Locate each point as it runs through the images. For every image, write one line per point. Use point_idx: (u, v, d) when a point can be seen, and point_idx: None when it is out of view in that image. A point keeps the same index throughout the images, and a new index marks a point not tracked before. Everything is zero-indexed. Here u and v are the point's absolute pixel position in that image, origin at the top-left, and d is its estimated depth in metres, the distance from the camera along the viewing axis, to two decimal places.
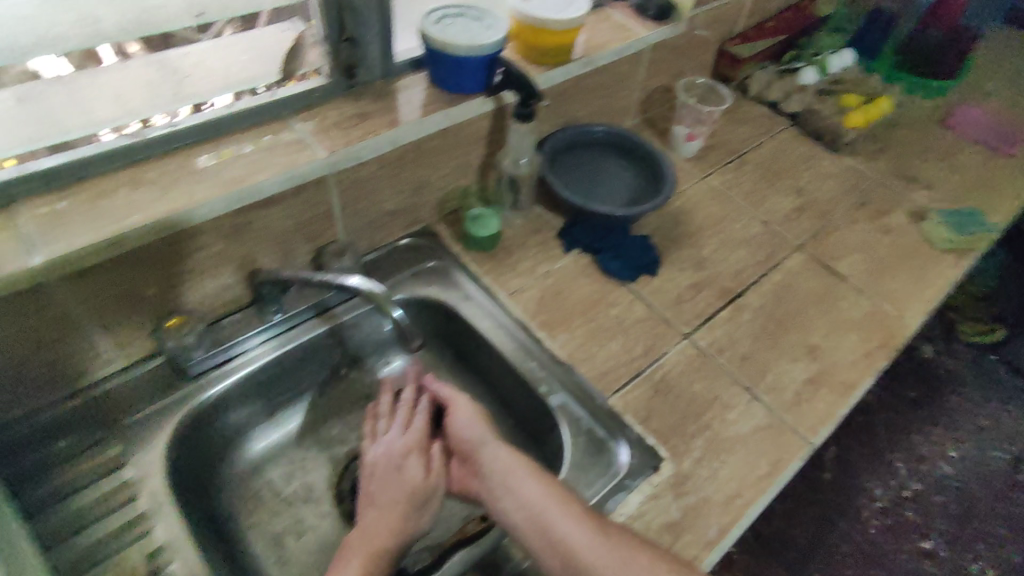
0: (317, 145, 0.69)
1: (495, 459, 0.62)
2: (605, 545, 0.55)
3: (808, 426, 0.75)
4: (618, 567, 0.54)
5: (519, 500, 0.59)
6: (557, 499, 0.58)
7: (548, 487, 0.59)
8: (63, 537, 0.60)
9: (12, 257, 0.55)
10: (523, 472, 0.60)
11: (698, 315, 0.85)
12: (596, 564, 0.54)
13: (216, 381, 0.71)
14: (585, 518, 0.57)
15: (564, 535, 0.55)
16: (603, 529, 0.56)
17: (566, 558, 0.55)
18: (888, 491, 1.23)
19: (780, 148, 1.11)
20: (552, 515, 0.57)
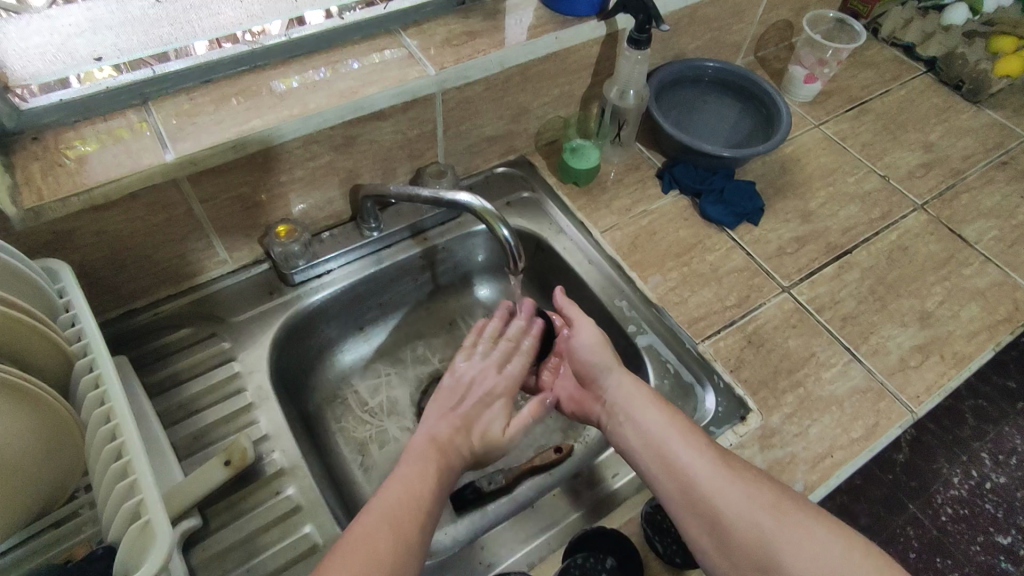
0: (427, 62, 0.69)
1: (617, 384, 0.63)
2: (729, 476, 0.53)
3: (912, 395, 0.69)
4: (741, 498, 0.52)
5: (641, 426, 0.59)
6: (678, 428, 0.58)
7: (671, 416, 0.59)
8: (178, 417, 0.63)
9: (149, 150, 0.58)
10: (645, 400, 0.61)
11: (801, 269, 0.79)
12: (717, 491, 0.53)
13: (318, 291, 0.73)
14: (709, 449, 0.56)
15: (685, 462, 0.55)
16: (726, 462, 0.55)
17: (685, 484, 0.54)
18: (971, 481, 0.92)
19: (908, 99, 1.01)
20: (674, 442, 0.57)
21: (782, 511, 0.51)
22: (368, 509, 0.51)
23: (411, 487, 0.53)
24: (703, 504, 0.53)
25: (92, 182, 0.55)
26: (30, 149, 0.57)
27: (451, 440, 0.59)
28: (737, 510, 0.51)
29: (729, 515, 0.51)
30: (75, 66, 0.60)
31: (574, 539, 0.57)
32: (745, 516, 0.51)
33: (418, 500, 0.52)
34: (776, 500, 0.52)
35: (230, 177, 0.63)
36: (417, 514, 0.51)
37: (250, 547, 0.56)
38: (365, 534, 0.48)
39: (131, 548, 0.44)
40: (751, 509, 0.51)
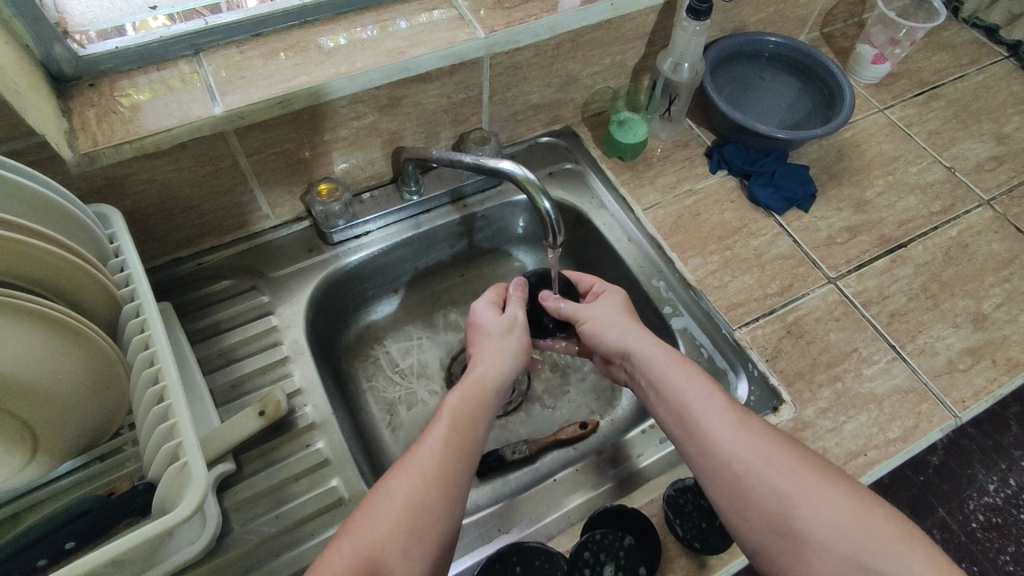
0: (477, 24, 0.67)
1: (634, 344, 0.59)
2: (748, 436, 0.50)
3: (957, 399, 0.66)
4: (763, 459, 0.49)
5: (659, 386, 0.56)
6: (701, 388, 0.54)
7: (691, 374, 0.55)
8: (218, 365, 0.65)
9: (199, 102, 0.59)
10: (665, 360, 0.57)
11: (851, 260, 0.76)
12: (737, 452, 0.50)
13: (356, 251, 0.74)
14: (730, 408, 0.52)
15: (703, 424, 0.52)
16: (749, 424, 0.51)
17: (704, 444, 0.51)
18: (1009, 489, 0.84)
19: (984, 85, 0.94)
20: (694, 400, 0.54)
21: (802, 475, 0.48)
22: (396, 473, 0.48)
23: (447, 452, 0.50)
24: (721, 464, 0.50)
25: (145, 131, 0.56)
26: (87, 95, 0.58)
27: (486, 397, 0.55)
28: (758, 472, 0.48)
29: (748, 478, 0.48)
30: (133, 15, 0.62)
31: (595, 515, 0.57)
32: (765, 478, 0.48)
33: (456, 467, 0.49)
34: (798, 463, 0.48)
35: (277, 133, 0.64)
36: (454, 483, 0.48)
37: (281, 495, 0.58)
38: (394, 501, 0.46)
39: (171, 485, 0.47)
40: (770, 472, 0.48)
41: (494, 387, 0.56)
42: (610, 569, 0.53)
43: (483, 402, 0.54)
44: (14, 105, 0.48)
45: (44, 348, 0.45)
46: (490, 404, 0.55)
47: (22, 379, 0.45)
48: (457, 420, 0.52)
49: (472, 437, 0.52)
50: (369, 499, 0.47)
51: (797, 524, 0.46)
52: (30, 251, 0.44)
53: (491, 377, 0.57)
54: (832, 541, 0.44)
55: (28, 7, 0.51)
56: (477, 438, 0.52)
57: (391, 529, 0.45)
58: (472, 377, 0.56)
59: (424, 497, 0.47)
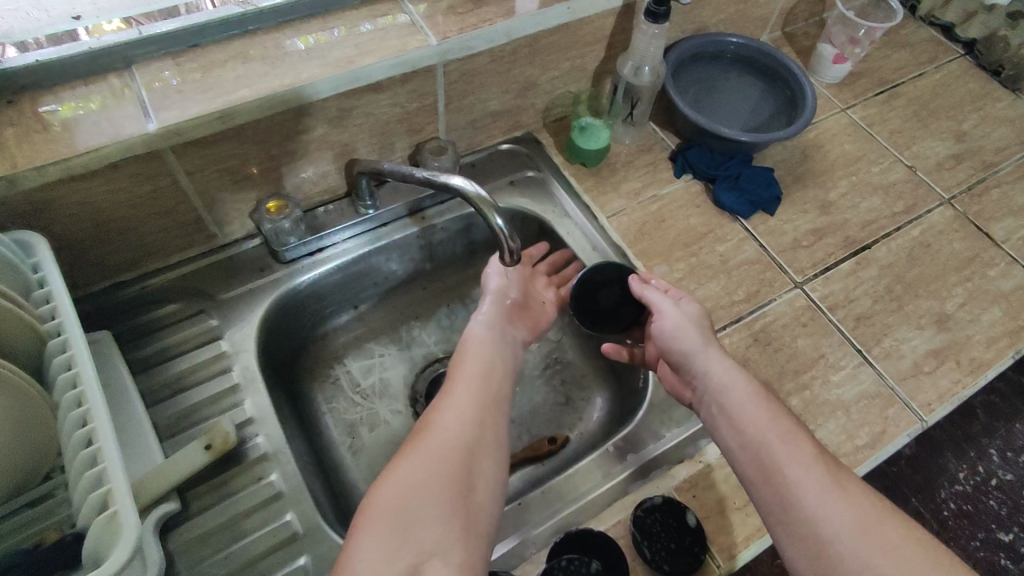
0: (429, 30, 0.64)
1: (715, 372, 0.57)
2: (840, 498, 0.47)
3: (923, 402, 0.66)
4: (857, 529, 0.46)
5: (738, 426, 0.54)
6: (783, 431, 0.52)
7: (775, 417, 0.53)
8: (164, 395, 0.62)
9: (130, 119, 0.55)
10: (748, 396, 0.55)
11: (816, 264, 0.75)
12: (825, 515, 0.47)
13: (309, 269, 0.71)
14: (819, 459, 0.50)
15: (788, 473, 0.49)
16: (840, 480, 0.49)
17: (787, 500, 0.49)
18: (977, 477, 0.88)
19: (943, 83, 0.95)
20: (778, 449, 0.51)
21: (905, 557, 0.44)
22: (441, 411, 0.53)
23: (477, 383, 0.56)
24: (807, 527, 0.47)
25: (70, 151, 0.53)
26: (5, 114, 0.54)
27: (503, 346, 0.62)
28: (850, 543, 0.45)
29: (836, 547, 0.46)
30: (53, 26, 0.58)
31: (561, 540, 0.55)
32: (858, 554, 0.45)
33: (488, 394, 0.55)
34: (899, 540, 0.45)
35: (219, 149, 0.60)
36: (487, 407, 0.54)
37: (231, 533, 0.55)
38: (441, 431, 0.51)
39: (98, 537, 0.43)
40: (864, 544, 0.45)
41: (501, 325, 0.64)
42: None
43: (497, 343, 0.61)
44: None
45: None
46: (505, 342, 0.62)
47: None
48: (479, 357, 0.58)
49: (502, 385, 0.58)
50: (414, 440, 0.51)
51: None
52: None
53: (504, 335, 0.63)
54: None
55: None
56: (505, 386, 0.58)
57: (441, 453, 0.49)
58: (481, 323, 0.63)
59: (467, 425, 0.52)
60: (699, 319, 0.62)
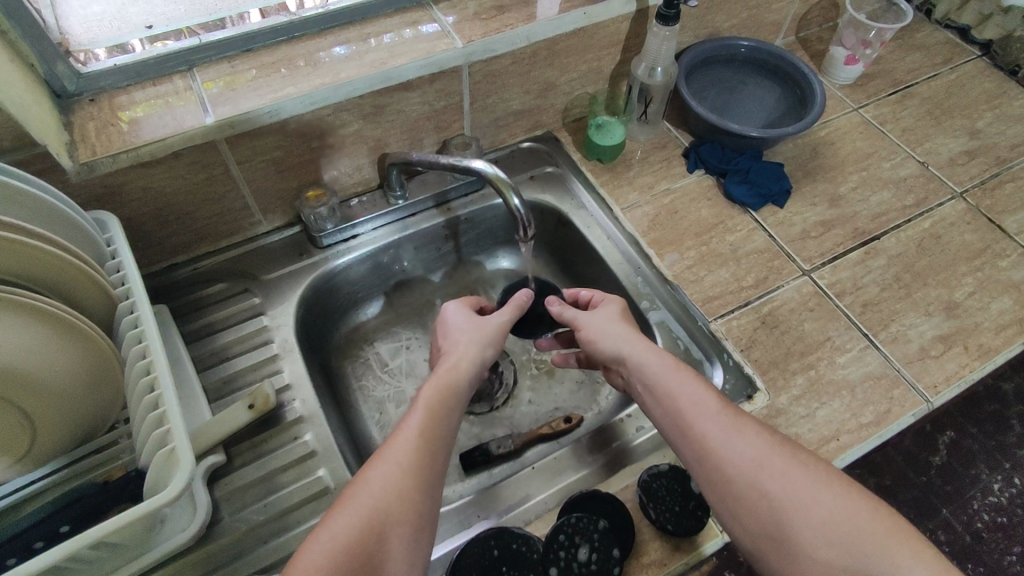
0: (455, 35, 0.71)
1: (630, 352, 0.59)
2: (744, 439, 0.51)
3: (929, 384, 0.68)
4: (754, 466, 0.49)
5: (658, 394, 0.56)
6: (699, 394, 0.54)
7: (689, 382, 0.55)
8: (213, 363, 0.68)
9: (192, 113, 0.63)
10: (667, 372, 0.56)
11: (825, 253, 0.78)
12: (732, 455, 0.50)
13: (344, 254, 0.77)
14: (712, 407, 0.53)
15: (699, 426, 0.52)
16: (743, 423, 0.52)
17: (704, 449, 0.51)
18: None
19: (958, 83, 0.97)
20: (687, 403, 0.54)
21: (792, 477, 0.48)
22: (370, 465, 0.51)
23: (422, 437, 0.53)
24: (716, 466, 0.50)
25: (142, 141, 0.60)
26: (87, 109, 0.62)
27: (459, 386, 0.58)
28: (749, 470, 0.49)
29: (744, 482, 0.49)
30: (131, 32, 0.66)
31: (571, 500, 0.59)
32: (758, 484, 0.48)
33: (434, 452, 0.53)
34: (787, 464, 0.49)
35: (266, 141, 0.67)
36: (433, 466, 0.52)
37: (268, 486, 0.61)
38: (371, 489, 0.49)
39: (162, 468, 0.49)
40: (764, 474, 0.49)
41: (469, 373, 0.59)
42: (584, 551, 0.55)
43: (457, 392, 0.57)
44: (13, 114, 0.53)
45: (43, 341, 0.48)
46: (465, 390, 0.58)
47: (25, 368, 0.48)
48: (431, 408, 0.55)
49: (445, 428, 0.55)
50: (343, 496, 0.50)
51: (788, 526, 0.47)
52: (27, 250, 0.48)
53: (465, 369, 0.59)
54: (818, 547, 0.45)
55: (34, 30, 0.55)
56: (448, 432, 0.55)
57: (363, 518, 0.48)
58: (446, 368, 0.59)
59: (394, 485, 0.50)
60: (618, 319, 0.63)
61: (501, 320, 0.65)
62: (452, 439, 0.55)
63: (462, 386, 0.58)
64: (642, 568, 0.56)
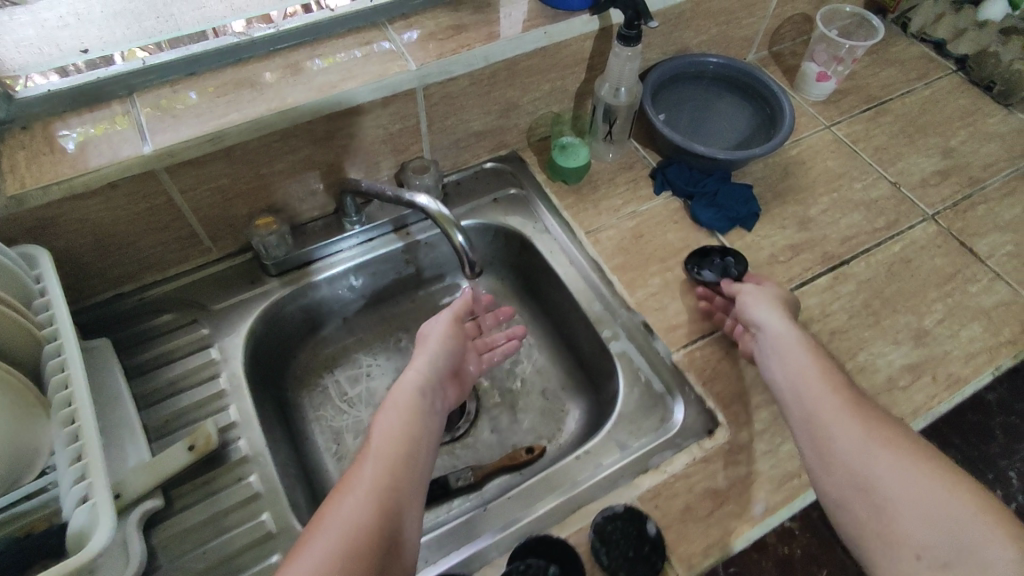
0: (409, 56, 0.69)
1: (775, 323, 0.63)
2: (851, 413, 0.54)
3: (895, 416, 0.66)
4: (857, 434, 0.52)
5: (785, 363, 0.60)
6: (824, 372, 0.58)
7: (816, 363, 0.59)
8: (155, 400, 0.65)
9: (130, 142, 0.60)
10: (795, 348, 0.61)
11: (793, 278, 0.76)
12: (840, 423, 0.54)
13: (297, 281, 0.74)
14: (825, 383, 0.57)
15: (816, 397, 0.56)
16: (861, 405, 0.55)
17: (816, 415, 0.55)
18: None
19: (932, 99, 0.95)
20: (806, 378, 0.58)
21: (896, 453, 0.50)
22: (341, 492, 0.50)
23: (387, 463, 0.53)
24: (822, 433, 0.54)
25: (76, 171, 0.58)
26: (18, 137, 0.60)
27: (416, 407, 0.58)
28: (849, 437, 0.52)
29: (841, 446, 0.52)
30: (63, 58, 0.64)
31: (523, 545, 0.56)
32: (857, 452, 0.51)
33: (401, 474, 0.53)
34: (893, 440, 0.51)
35: (211, 168, 0.65)
36: (404, 487, 0.52)
37: (205, 532, 0.57)
38: (345, 514, 0.48)
39: (81, 523, 0.46)
40: (866, 444, 0.52)
41: (423, 394, 0.60)
42: None
43: (417, 414, 0.58)
44: None
45: None
46: (424, 411, 0.59)
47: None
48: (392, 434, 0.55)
49: (411, 450, 0.55)
50: (316, 525, 0.48)
51: (884, 498, 0.49)
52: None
53: (416, 385, 0.60)
54: (906, 515, 0.47)
55: None
56: (414, 454, 0.55)
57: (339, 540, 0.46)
58: (402, 390, 0.60)
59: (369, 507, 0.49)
60: (779, 301, 0.67)
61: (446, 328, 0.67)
62: (421, 462, 0.55)
63: (421, 407, 0.59)
64: None
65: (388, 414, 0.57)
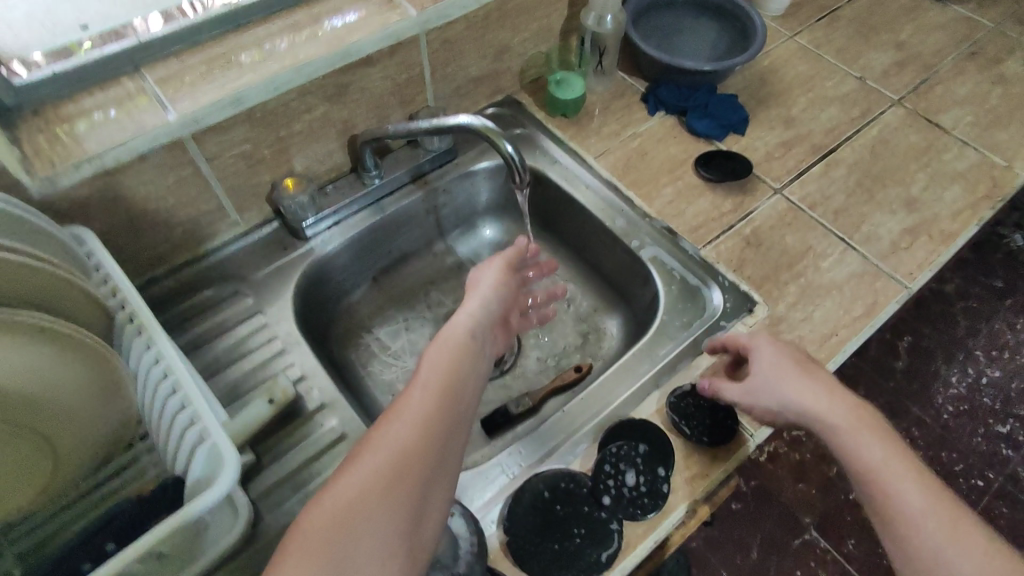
0: (407, 4, 0.69)
1: (815, 407, 0.52)
2: (931, 507, 0.45)
3: (905, 272, 0.73)
4: (937, 535, 0.44)
5: (841, 450, 0.50)
6: (894, 455, 0.48)
7: (887, 447, 0.48)
8: (217, 369, 0.65)
9: (152, 113, 0.59)
10: (858, 433, 0.49)
11: (791, 170, 0.82)
12: (917, 523, 0.45)
13: (328, 241, 0.76)
14: (905, 472, 0.47)
15: (887, 487, 0.46)
16: (938, 495, 0.46)
17: (887, 508, 0.46)
18: (969, 378, 1.18)
19: (878, 2, 1.03)
20: (874, 464, 0.48)
21: (984, 559, 0.42)
22: (381, 424, 0.49)
23: (432, 396, 0.50)
24: (894, 529, 0.45)
25: (101, 148, 0.57)
26: (32, 123, 0.57)
27: (468, 344, 0.56)
28: (929, 542, 0.44)
29: (916, 549, 0.44)
30: (64, 36, 0.61)
31: (607, 432, 0.61)
32: (939, 563, 0.43)
33: (447, 408, 0.50)
34: (977, 545, 0.43)
35: (233, 134, 0.65)
36: (448, 420, 0.50)
37: (303, 476, 0.60)
38: (381, 446, 0.46)
39: (207, 459, 0.49)
40: (950, 558, 0.43)
41: (476, 333, 0.58)
42: (631, 475, 0.58)
43: (470, 349, 0.56)
44: None
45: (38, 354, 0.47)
46: (477, 350, 0.56)
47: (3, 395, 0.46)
48: (440, 368, 0.53)
49: (464, 384, 0.53)
50: (353, 457, 0.47)
51: None
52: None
53: (470, 323, 0.58)
54: None
55: None
56: (464, 387, 0.53)
57: (373, 471, 0.45)
58: (453, 329, 0.57)
59: (408, 438, 0.47)
60: (808, 369, 0.55)
61: (499, 269, 0.65)
62: (470, 395, 0.53)
63: (474, 343, 0.57)
64: (686, 484, 0.59)
65: (437, 348, 0.55)
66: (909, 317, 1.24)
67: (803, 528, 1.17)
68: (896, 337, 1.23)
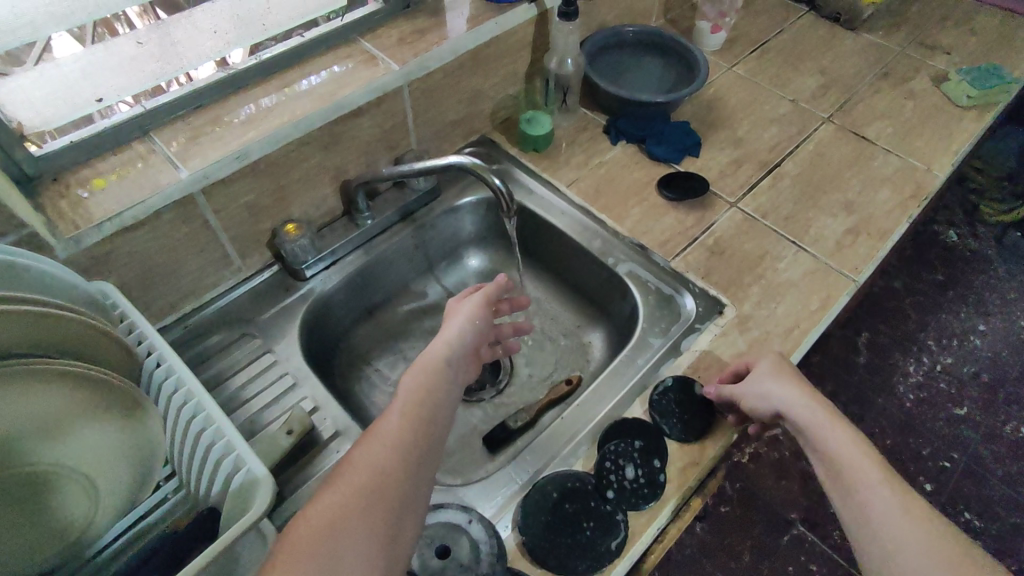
0: (389, 60, 0.77)
1: (791, 404, 0.60)
2: (878, 480, 0.52)
3: (852, 267, 0.82)
4: (881, 502, 0.51)
5: (810, 436, 0.58)
6: (853, 440, 0.56)
7: (848, 432, 0.56)
8: (234, 407, 0.69)
9: (165, 171, 0.64)
10: (823, 419, 0.58)
11: (742, 185, 0.91)
12: (866, 492, 0.52)
13: (326, 280, 0.81)
14: (861, 452, 0.55)
15: (842, 461, 0.54)
16: (889, 474, 0.53)
17: (842, 478, 0.54)
18: (925, 367, 1.30)
19: (800, 34, 1.16)
20: (833, 443, 0.56)
21: (921, 525, 0.49)
22: (357, 446, 0.52)
23: (406, 419, 0.54)
24: (847, 496, 0.53)
25: (123, 206, 0.61)
26: (52, 190, 0.62)
27: (443, 370, 0.58)
28: (872, 507, 0.51)
29: (862, 512, 0.51)
30: (81, 108, 0.63)
31: (604, 432, 0.67)
32: (881, 523, 0.50)
33: (421, 430, 0.53)
34: (916, 515, 0.50)
35: (238, 186, 0.70)
36: (422, 441, 0.53)
37: None
38: (358, 465, 0.50)
39: (244, 483, 0.52)
40: (891, 520, 0.50)
41: (450, 360, 0.60)
42: (629, 469, 0.64)
43: (444, 374, 0.58)
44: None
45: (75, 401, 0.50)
46: (451, 376, 0.59)
47: (35, 433, 0.48)
48: (413, 393, 0.56)
49: (437, 407, 0.56)
50: (332, 476, 0.50)
51: None
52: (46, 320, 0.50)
53: (445, 351, 0.60)
54: None
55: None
56: (437, 409, 0.56)
57: (351, 490, 0.48)
58: (428, 355, 0.59)
59: (383, 458, 0.50)
60: (797, 381, 0.62)
61: (477, 300, 0.67)
62: (443, 418, 0.56)
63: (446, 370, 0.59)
64: (680, 471, 0.65)
65: (413, 373, 0.57)
66: (863, 313, 1.36)
67: (790, 524, 1.23)
68: (854, 333, 1.34)
